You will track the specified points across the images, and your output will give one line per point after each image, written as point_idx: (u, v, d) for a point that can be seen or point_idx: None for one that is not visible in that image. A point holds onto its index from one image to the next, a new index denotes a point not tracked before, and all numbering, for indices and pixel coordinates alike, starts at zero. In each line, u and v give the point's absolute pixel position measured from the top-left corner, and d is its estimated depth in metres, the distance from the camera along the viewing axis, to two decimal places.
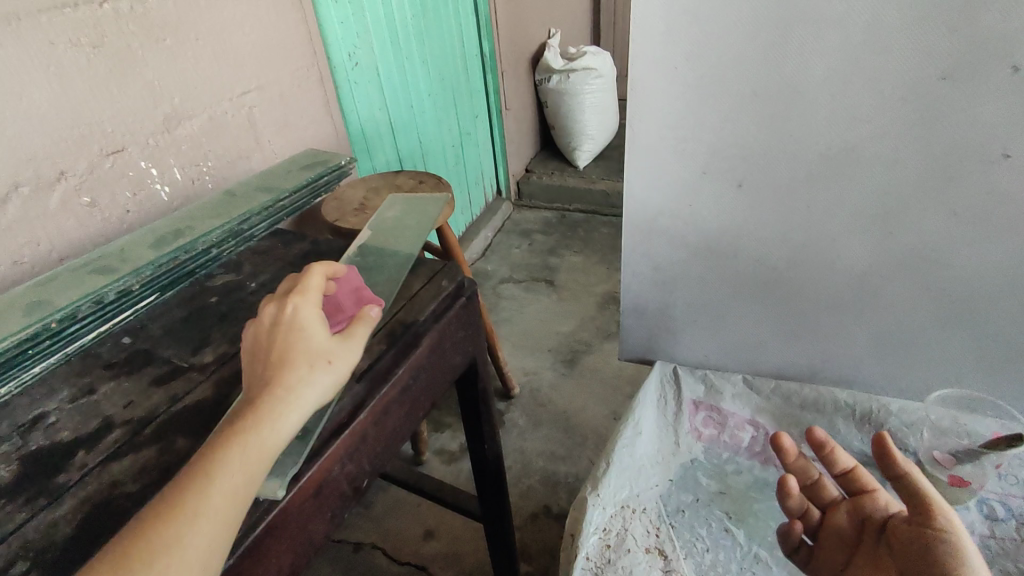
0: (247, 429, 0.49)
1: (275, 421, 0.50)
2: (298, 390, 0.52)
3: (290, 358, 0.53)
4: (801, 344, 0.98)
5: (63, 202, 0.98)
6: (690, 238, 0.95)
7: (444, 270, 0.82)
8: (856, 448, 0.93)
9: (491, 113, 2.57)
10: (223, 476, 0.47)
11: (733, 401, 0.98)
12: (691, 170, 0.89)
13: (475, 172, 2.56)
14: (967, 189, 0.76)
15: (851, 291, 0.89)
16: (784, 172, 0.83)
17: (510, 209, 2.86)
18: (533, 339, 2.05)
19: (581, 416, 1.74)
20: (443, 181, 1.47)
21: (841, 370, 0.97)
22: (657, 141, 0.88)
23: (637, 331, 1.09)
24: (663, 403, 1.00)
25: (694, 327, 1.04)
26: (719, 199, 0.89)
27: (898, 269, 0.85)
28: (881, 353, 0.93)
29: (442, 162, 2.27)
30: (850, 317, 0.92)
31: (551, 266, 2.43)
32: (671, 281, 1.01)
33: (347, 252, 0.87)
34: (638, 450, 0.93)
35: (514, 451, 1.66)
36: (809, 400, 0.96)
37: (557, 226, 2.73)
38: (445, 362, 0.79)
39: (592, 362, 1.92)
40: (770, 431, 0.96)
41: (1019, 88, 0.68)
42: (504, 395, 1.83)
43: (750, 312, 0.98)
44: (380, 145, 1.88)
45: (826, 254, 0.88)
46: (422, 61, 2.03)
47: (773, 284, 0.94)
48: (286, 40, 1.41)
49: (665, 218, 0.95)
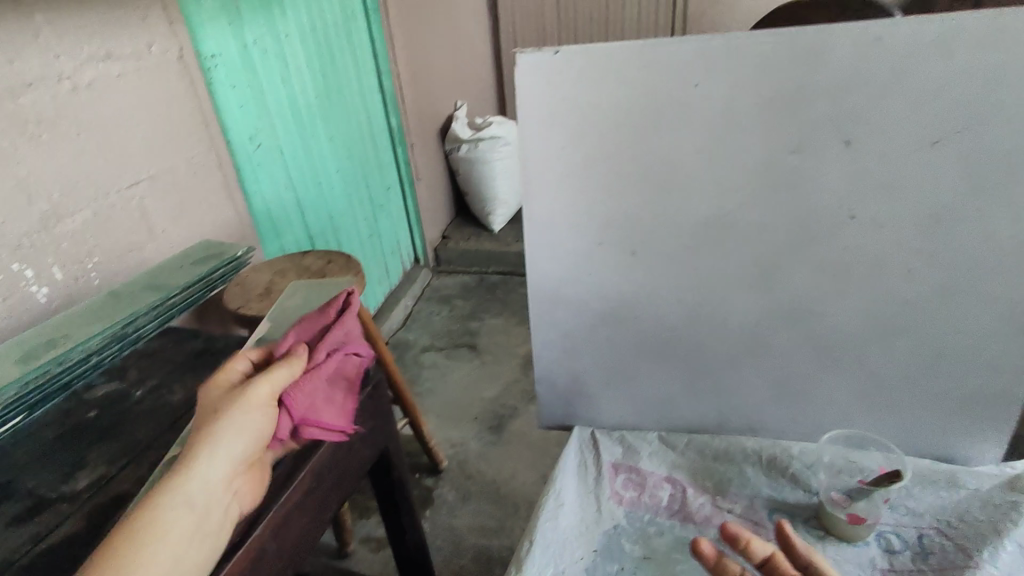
0: (168, 484, 0.61)
1: (195, 468, 0.62)
2: (202, 460, 0.63)
3: (203, 425, 0.66)
4: (707, 398, 1.02)
5: None
6: (594, 305, 0.98)
7: (349, 360, 0.81)
8: (765, 495, 0.95)
9: (403, 184, 2.60)
10: (186, 478, 0.61)
11: (649, 459, 1.02)
12: (587, 241, 0.93)
13: (390, 242, 2.55)
14: (828, 247, 0.84)
15: (743, 345, 0.95)
16: (672, 239, 0.89)
17: (428, 276, 2.86)
18: (458, 408, 2.02)
19: (511, 484, 1.71)
20: (353, 259, 1.46)
21: (746, 419, 1.02)
22: (553, 217, 0.92)
23: (553, 398, 1.10)
24: (584, 469, 1.01)
25: (607, 390, 1.06)
26: (616, 266, 0.94)
27: (781, 321, 0.91)
28: (779, 400, 0.98)
29: (355, 235, 2.25)
30: (746, 369, 0.97)
31: (473, 331, 2.43)
32: (580, 347, 1.03)
33: (246, 346, 0.84)
34: (561, 523, 0.92)
35: (445, 530, 1.60)
36: (720, 451, 1.01)
37: (476, 290, 2.75)
38: (355, 459, 0.78)
39: (519, 426, 1.91)
40: (687, 487, 0.97)
41: (853, 160, 0.78)
42: (431, 471, 1.78)
43: (657, 372, 1.02)
44: (288, 224, 1.84)
45: (716, 312, 0.93)
46: (329, 139, 2.05)
47: (675, 344, 0.98)
48: (181, 128, 1.38)
49: (566, 288, 0.98)
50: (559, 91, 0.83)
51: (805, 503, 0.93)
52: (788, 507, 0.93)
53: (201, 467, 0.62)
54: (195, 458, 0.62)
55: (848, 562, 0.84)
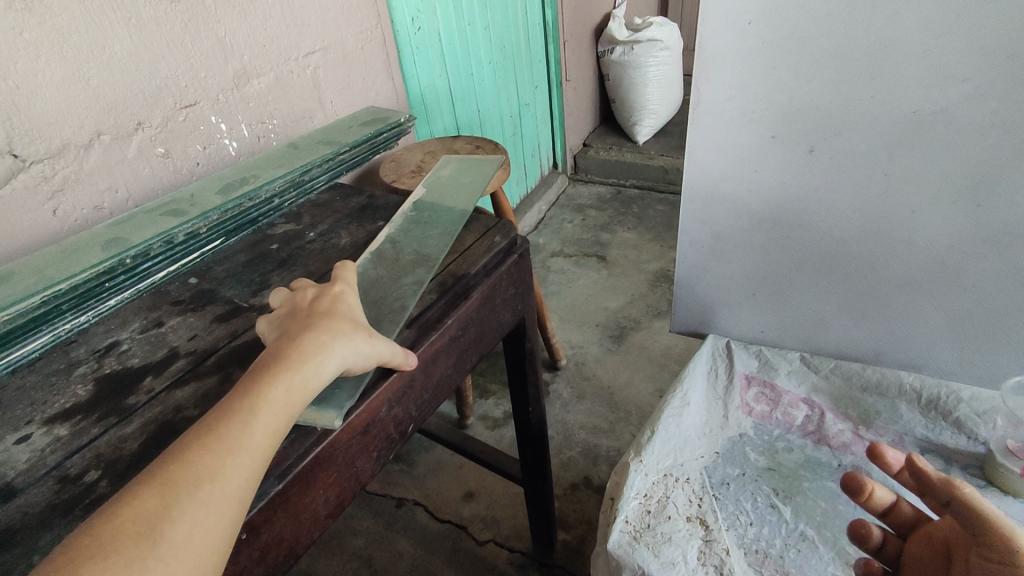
0: (275, 384, 0.50)
1: (309, 372, 0.52)
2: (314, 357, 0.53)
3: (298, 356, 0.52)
4: (868, 323, 0.92)
5: (139, 150, 1.03)
6: (752, 206, 0.91)
7: (498, 227, 0.81)
8: (917, 436, 0.87)
9: (550, 85, 2.53)
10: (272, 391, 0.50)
11: (788, 378, 0.96)
12: (759, 132, 0.85)
13: (531, 143, 2.52)
14: None
15: (926, 270, 0.84)
16: (861, 136, 0.78)
17: (564, 184, 2.82)
18: (581, 313, 2.03)
19: (626, 392, 1.72)
20: (499, 147, 1.46)
21: (907, 355, 0.92)
22: (725, 103, 0.85)
23: (690, 300, 1.07)
24: (714, 377, 0.98)
25: (752, 301, 1.00)
26: (788, 166, 0.85)
27: (982, 248, 0.79)
28: (956, 339, 0.87)
29: (498, 130, 2.24)
30: (923, 296, 0.86)
31: (604, 243, 2.39)
32: (729, 251, 0.97)
33: (403, 206, 0.88)
34: (685, 420, 0.90)
35: (557, 422, 1.66)
36: (870, 383, 0.92)
37: (612, 202, 2.67)
38: (494, 317, 0.79)
39: (640, 339, 1.89)
40: (826, 411, 0.91)
41: None
42: (550, 367, 1.83)
43: (813, 290, 0.94)
44: (438, 112, 1.87)
45: (899, 230, 0.82)
46: (484, 27, 2.00)
47: (840, 259, 0.89)
48: (351, 2, 1.41)
49: (727, 185, 0.91)
50: None
51: (966, 450, 0.85)
52: (940, 450, 0.86)
53: (300, 370, 0.51)
54: (311, 353, 0.53)
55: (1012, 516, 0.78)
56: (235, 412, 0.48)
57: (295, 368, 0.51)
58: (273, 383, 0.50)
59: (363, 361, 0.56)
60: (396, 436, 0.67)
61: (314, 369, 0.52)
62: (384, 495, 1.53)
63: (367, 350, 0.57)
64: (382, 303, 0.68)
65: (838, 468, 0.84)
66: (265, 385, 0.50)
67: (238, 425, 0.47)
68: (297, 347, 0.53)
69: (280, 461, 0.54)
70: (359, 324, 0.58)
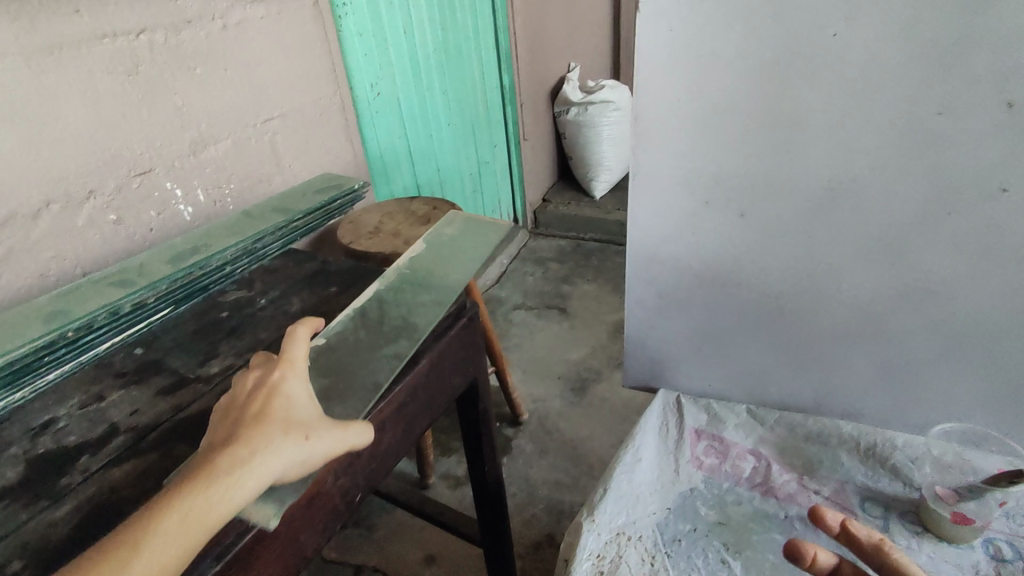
0: (190, 501, 0.47)
1: (232, 486, 0.49)
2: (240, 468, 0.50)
3: (222, 467, 0.49)
4: (806, 374, 0.97)
5: (90, 218, 1.03)
6: (692, 265, 0.96)
7: (447, 292, 0.83)
8: (859, 483, 0.90)
9: (509, 144, 2.62)
10: (185, 511, 0.47)
11: (736, 431, 0.98)
12: (693, 198, 0.91)
13: (491, 199, 2.59)
14: (965, 223, 0.76)
15: (854, 324, 0.89)
16: (784, 202, 0.85)
17: (525, 238, 2.89)
18: (543, 366, 2.05)
19: (588, 444, 1.73)
20: (455, 207, 1.50)
21: (845, 404, 0.96)
22: (661, 171, 0.91)
23: (640, 355, 1.10)
24: (665, 431, 1.00)
25: (698, 355, 1.04)
26: (721, 229, 0.91)
27: (900, 302, 0.84)
28: (887, 388, 0.92)
29: (458, 188, 2.30)
30: (853, 348, 0.91)
31: (564, 295, 2.43)
32: (673, 308, 1.01)
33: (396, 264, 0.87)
34: (637, 476, 0.91)
35: (520, 478, 1.65)
36: (813, 433, 0.95)
37: (572, 255, 2.74)
38: (444, 381, 0.80)
39: (601, 390, 1.92)
40: (772, 462, 0.93)
41: (1013, 126, 0.70)
42: (512, 422, 1.83)
43: (753, 343, 0.98)
44: (398, 173, 1.91)
45: (826, 287, 0.88)
46: (442, 91, 2.08)
47: (776, 315, 0.94)
48: (310, 71, 1.46)
49: (667, 247, 0.96)
50: (676, 38, 0.80)
51: (903, 497, 0.87)
52: (881, 497, 0.88)
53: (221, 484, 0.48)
54: (236, 463, 0.50)
55: (946, 562, 0.79)
56: (139, 537, 0.45)
57: (215, 481, 0.48)
58: (188, 500, 0.47)
59: (301, 463, 0.53)
60: (346, 507, 0.67)
61: (238, 480, 0.49)
62: (342, 562, 1.47)
63: (305, 455, 0.53)
64: (334, 363, 0.69)
65: (785, 520, 0.86)
66: (179, 502, 0.47)
67: (139, 550, 0.44)
68: (226, 454, 0.50)
69: (218, 542, 0.53)
70: (301, 423, 0.55)
